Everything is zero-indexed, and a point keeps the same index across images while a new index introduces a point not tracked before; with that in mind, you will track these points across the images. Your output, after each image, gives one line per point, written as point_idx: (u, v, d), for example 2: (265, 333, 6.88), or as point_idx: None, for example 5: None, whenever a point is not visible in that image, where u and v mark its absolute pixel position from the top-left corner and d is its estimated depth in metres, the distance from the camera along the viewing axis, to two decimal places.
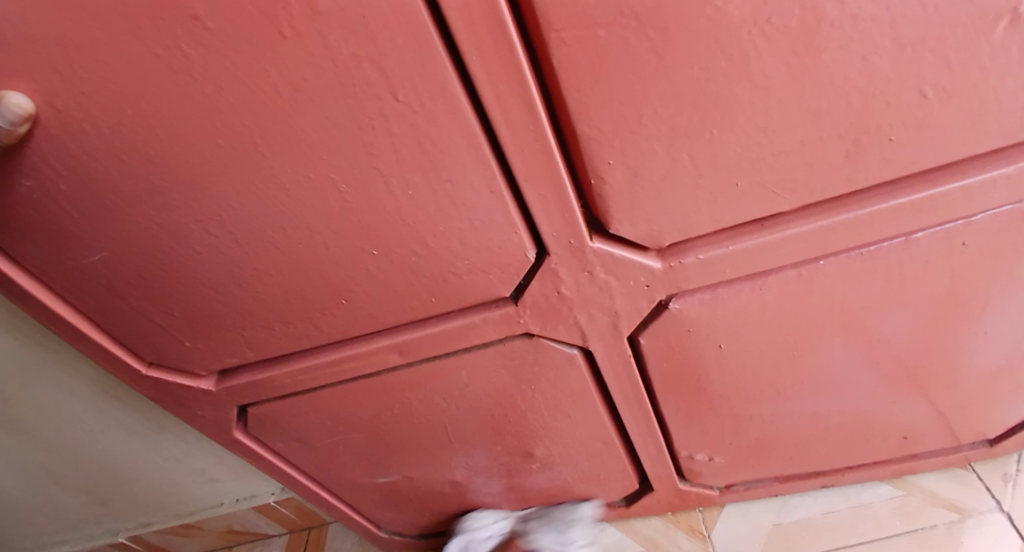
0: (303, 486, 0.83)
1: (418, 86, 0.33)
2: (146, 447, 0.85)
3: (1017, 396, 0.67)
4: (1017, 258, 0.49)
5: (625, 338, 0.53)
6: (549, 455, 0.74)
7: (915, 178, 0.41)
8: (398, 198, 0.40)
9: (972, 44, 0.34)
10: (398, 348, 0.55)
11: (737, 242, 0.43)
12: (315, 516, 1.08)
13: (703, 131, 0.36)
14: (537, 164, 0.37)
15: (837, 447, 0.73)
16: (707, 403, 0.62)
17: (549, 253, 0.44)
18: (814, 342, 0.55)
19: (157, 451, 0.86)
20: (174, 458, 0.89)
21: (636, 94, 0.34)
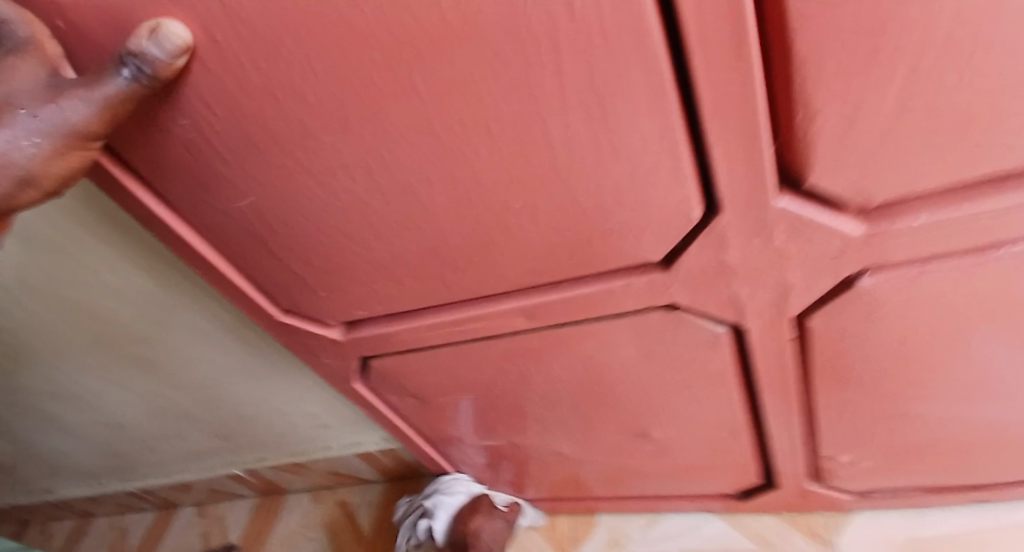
0: (412, 440, 0.84)
1: (603, 15, 0.29)
2: (267, 390, 0.89)
3: None
4: None
5: (789, 317, 0.47)
6: (667, 437, 0.69)
7: None
8: (555, 146, 0.36)
9: None
10: (525, 312, 0.52)
11: (960, 211, 0.36)
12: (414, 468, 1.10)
13: (951, 73, 0.29)
14: (729, 106, 0.32)
15: (1009, 461, 0.63)
16: (864, 396, 0.55)
17: (721, 211, 0.39)
18: (1015, 330, 0.46)
19: (277, 395, 0.90)
20: (292, 404, 0.93)
21: (874, 23, 0.27)
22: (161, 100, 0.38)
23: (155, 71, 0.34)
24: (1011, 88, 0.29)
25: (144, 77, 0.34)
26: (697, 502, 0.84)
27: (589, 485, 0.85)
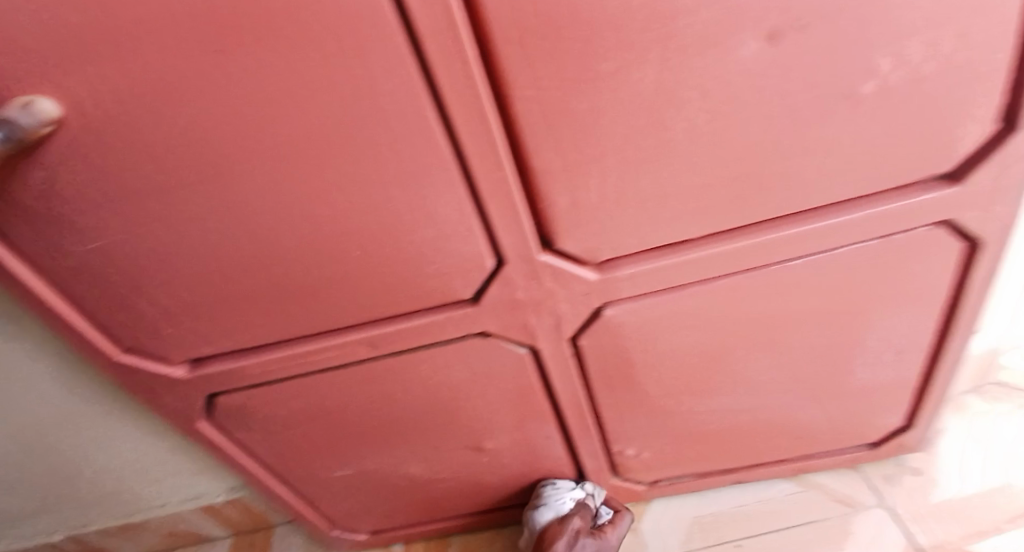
0: (259, 480, 0.86)
1: (403, 119, 0.41)
2: (97, 440, 0.87)
3: (895, 409, 0.75)
4: (892, 282, 0.55)
5: (567, 340, 0.62)
6: (498, 448, 0.81)
7: (787, 217, 0.48)
8: (379, 208, 0.47)
9: (817, 117, 0.40)
10: (369, 341, 0.60)
11: (650, 261, 0.52)
12: (264, 517, 1.10)
13: (629, 172, 0.44)
14: (498, 189, 0.45)
15: (748, 446, 0.81)
16: (636, 397, 0.71)
17: (505, 262, 0.52)
18: (709, 340, 0.62)
19: (109, 444, 0.89)
20: (128, 452, 0.91)
21: (575, 141, 0.42)
22: (24, 156, 0.44)
23: (24, 136, 0.40)
24: (669, 180, 0.45)
25: (13, 140, 0.39)
26: (529, 511, 0.96)
27: (437, 505, 0.94)
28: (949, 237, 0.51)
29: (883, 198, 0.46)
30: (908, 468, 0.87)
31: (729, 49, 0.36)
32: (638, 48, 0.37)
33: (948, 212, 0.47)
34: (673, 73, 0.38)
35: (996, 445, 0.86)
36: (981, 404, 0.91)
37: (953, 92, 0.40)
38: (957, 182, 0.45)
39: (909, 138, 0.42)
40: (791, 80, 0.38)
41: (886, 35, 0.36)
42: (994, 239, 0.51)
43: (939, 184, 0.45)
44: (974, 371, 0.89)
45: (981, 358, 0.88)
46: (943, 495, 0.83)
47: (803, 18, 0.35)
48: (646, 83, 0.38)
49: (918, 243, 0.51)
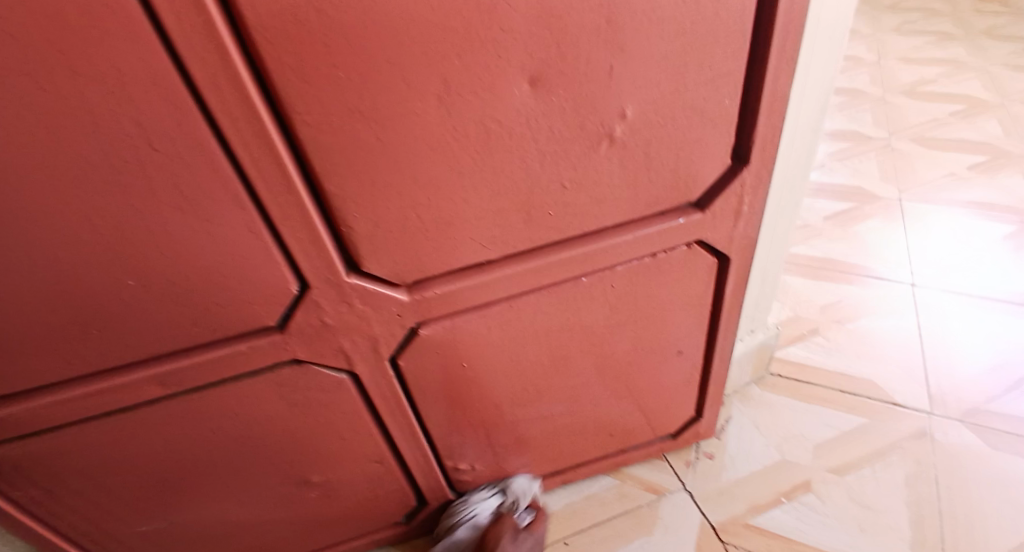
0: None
1: (175, 141, 0.39)
2: None
3: (690, 402, 0.85)
4: (668, 291, 0.63)
5: (386, 360, 0.62)
6: (329, 480, 0.75)
7: (573, 239, 0.53)
8: (157, 234, 0.44)
9: (586, 153, 0.46)
10: (155, 380, 0.55)
11: (458, 283, 0.54)
12: None
13: (422, 197, 0.46)
14: (291, 213, 0.45)
15: (572, 450, 0.86)
16: (463, 414, 0.72)
17: (311, 287, 0.51)
18: (522, 352, 0.66)
19: None
20: None
21: (366, 168, 0.43)
22: None
23: None
24: (465, 204, 0.47)
25: None
26: (370, 540, 0.90)
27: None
28: (705, 254, 0.60)
29: (646, 224, 0.53)
30: (704, 453, 0.98)
31: (502, 88, 0.40)
32: (416, 82, 0.39)
33: (701, 233, 0.55)
34: (453, 106, 0.41)
35: (772, 428, 0.99)
36: (764, 393, 1.04)
37: (692, 134, 0.47)
38: (701, 210, 0.53)
39: (661, 171, 0.49)
40: (560, 118, 0.43)
41: (633, 84, 0.42)
42: (740, 254, 0.60)
43: (689, 210, 0.53)
44: (755, 363, 1.02)
45: (760, 351, 1.00)
46: (729, 475, 0.94)
47: (563, 64, 0.40)
48: (428, 114, 0.41)
49: (682, 259, 0.59)
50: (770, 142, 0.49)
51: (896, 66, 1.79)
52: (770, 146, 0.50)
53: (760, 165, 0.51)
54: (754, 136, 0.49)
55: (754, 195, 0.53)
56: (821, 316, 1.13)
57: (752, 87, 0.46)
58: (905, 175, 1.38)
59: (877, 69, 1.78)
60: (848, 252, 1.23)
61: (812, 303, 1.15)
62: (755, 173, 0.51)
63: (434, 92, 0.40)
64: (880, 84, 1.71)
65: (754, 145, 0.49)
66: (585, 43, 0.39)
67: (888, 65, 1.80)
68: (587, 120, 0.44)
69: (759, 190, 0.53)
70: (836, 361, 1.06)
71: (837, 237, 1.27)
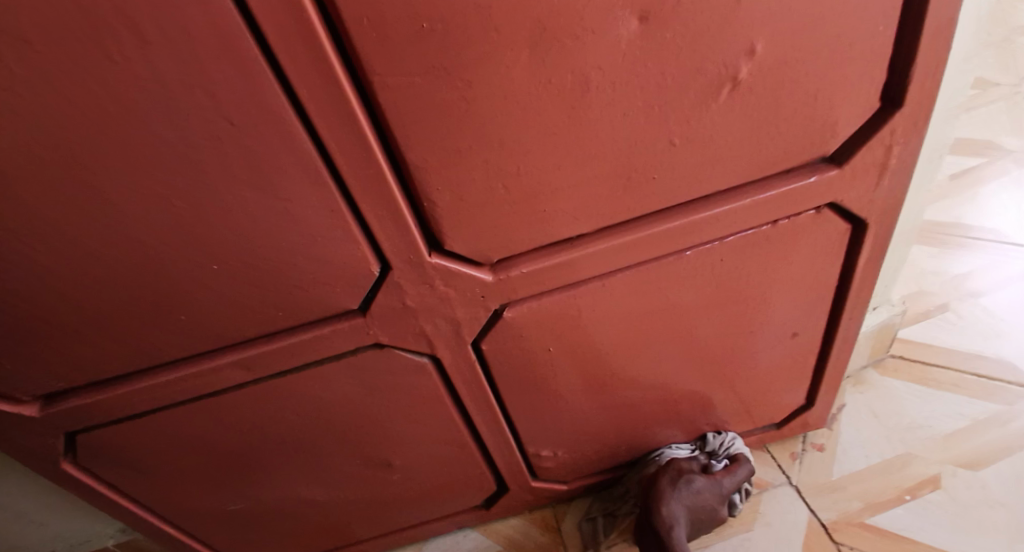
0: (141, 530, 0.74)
1: (249, 112, 0.36)
2: None
3: (800, 387, 0.77)
4: (784, 263, 0.55)
5: (469, 345, 0.58)
6: (410, 463, 0.72)
7: (680, 206, 0.47)
8: (234, 214, 0.42)
9: (701, 104, 0.39)
10: (242, 364, 0.54)
11: (549, 258, 0.49)
12: None
13: (509, 165, 0.41)
14: (372, 187, 0.41)
15: (665, 438, 0.80)
16: (552, 398, 0.68)
17: (390, 268, 0.47)
18: (615, 333, 0.60)
19: None
20: None
21: (450, 133, 0.38)
22: None
23: None
24: (562, 168, 0.42)
25: None
26: (454, 521, 0.87)
27: (351, 536, 0.84)
28: (835, 219, 0.51)
29: (767, 185, 0.46)
30: (813, 445, 0.88)
31: (608, 28, 0.34)
32: (509, 30, 0.34)
33: (834, 196, 0.47)
34: (549, 56, 0.35)
35: (891, 416, 0.89)
36: (882, 378, 0.93)
37: (831, 74, 0.39)
38: (837, 166, 0.45)
39: (790, 123, 0.41)
40: (672, 64, 0.37)
41: (764, 14, 0.35)
42: (877, 218, 0.52)
43: (820, 170, 0.46)
44: (874, 345, 0.91)
45: (880, 332, 0.89)
46: (842, 470, 0.85)
47: None
48: (521, 67, 0.36)
49: (804, 227, 0.51)
50: (929, 82, 0.41)
51: (1022, 3, 1.55)
52: (929, 85, 0.41)
53: (914, 109, 0.42)
54: (910, 74, 0.40)
55: (903, 146, 0.45)
56: (947, 289, 1.00)
57: (913, 13, 0.37)
58: None
59: (998, 7, 1.55)
60: (976, 216, 1.08)
61: (938, 275, 1.02)
62: (907, 119, 0.43)
63: (528, 38, 0.34)
64: (1004, 26, 1.49)
65: (910, 85, 0.41)
66: None
67: (1011, 2, 1.57)
68: (705, 64, 0.37)
69: (909, 140, 0.45)
70: (966, 341, 0.94)
71: (963, 199, 1.12)
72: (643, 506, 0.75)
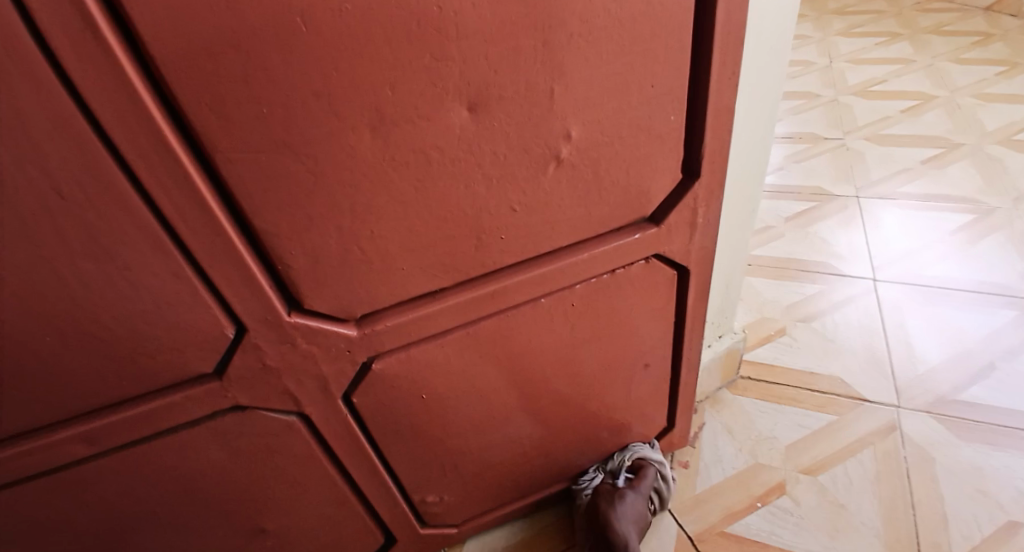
0: None
1: (83, 185, 0.36)
2: None
3: (661, 413, 0.84)
4: (628, 306, 0.61)
5: (338, 399, 0.58)
6: (286, 525, 0.70)
7: (528, 260, 0.51)
8: (70, 284, 0.40)
9: (534, 175, 0.44)
10: (86, 437, 0.51)
11: (410, 311, 0.52)
12: None
13: (359, 231, 0.43)
14: (221, 253, 0.42)
15: (543, 472, 0.83)
16: (428, 445, 0.69)
17: (247, 329, 0.48)
18: (484, 377, 0.63)
19: None
20: None
21: (298, 203, 0.40)
22: None
23: None
24: (412, 233, 0.45)
25: None
26: None
27: None
28: (664, 267, 0.58)
29: (600, 242, 0.52)
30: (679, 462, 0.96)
31: (441, 115, 0.38)
32: (348, 114, 0.37)
33: (657, 248, 0.54)
34: (390, 136, 0.38)
35: (743, 432, 0.99)
36: (734, 397, 1.04)
37: (640, 151, 0.46)
38: (656, 224, 0.52)
39: (611, 190, 0.47)
40: (505, 142, 0.41)
41: (576, 104, 0.41)
42: (698, 265, 0.59)
43: (644, 226, 0.52)
44: (724, 368, 1.02)
45: (728, 356, 1.00)
46: (704, 484, 0.93)
47: (502, 89, 0.38)
48: (363, 146, 0.38)
49: (640, 274, 0.58)
50: (719, 156, 0.49)
51: (847, 68, 1.84)
52: (719, 159, 0.49)
53: (710, 177, 0.50)
54: (703, 150, 0.48)
55: (708, 207, 0.53)
56: (785, 316, 1.14)
57: (698, 102, 0.45)
58: (859, 174, 1.42)
59: (828, 71, 1.84)
60: (808, 252, 1.25)
61: (777, 304, 1.16)
62: (706, 186, 0.50)
63: (368, 121, 0.37)
64: (834, 87, 1.75)
65: (705, 159, 0.48)
66: (523, 67, 0.38)
67: (839, 67, 1.85)
68: (533, 143, 0.42)
69: (711, 202, 0.53)
70: (802, 361, 1.07)
71: (797, 237, 1.29)
72: (596, 536, 0.80)
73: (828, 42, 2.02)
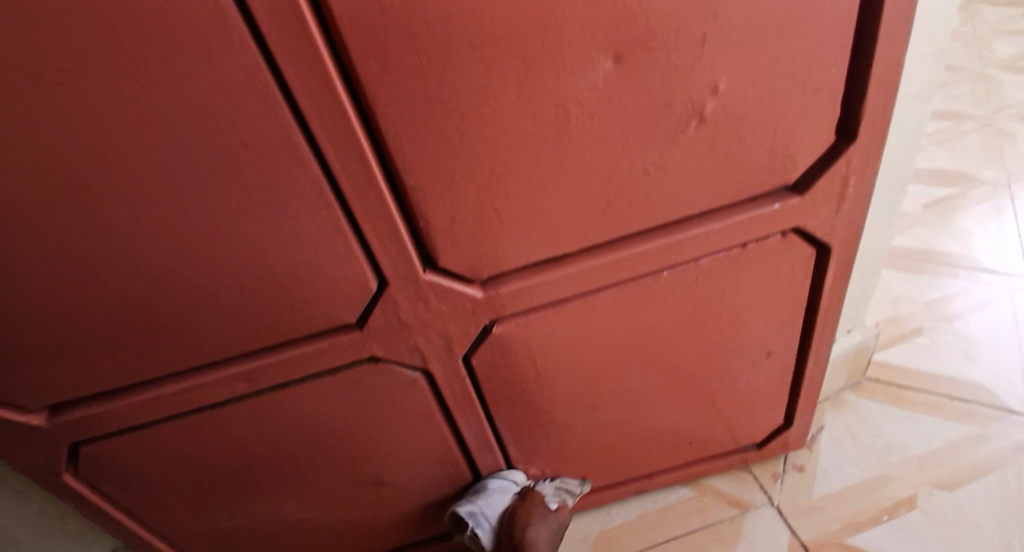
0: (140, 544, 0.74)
1: (266, 139, 0.40)
2: None
3: (780, 406, 0.79)
4: (756, 285, 0.59)
5: (459, 359, 0.61)
6: (401, 480, 0.75)
7: (656, 228, 0.50)
8: (247, 232, 0.45)
9: (672, 135, 0.43)
10: (245, 376, 0.57)
11: (535, 276, 0.52)
12: None
13: (498, 189, 0.45)
14: (373, 208, 0.45)
15: (648, 455, 0.82)
16: (538, 414, 0.70)
17: (388, 283, 0.51)
18: (598, 350, 0.63)
19: None
20: None
21: (445, 160, 0.42)
22: None
23: None
24: (546, 193, 0.46)
25: None
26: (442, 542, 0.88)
27: None
28: (801, 243, 0.55)
29: (735, 212, 0.50)
30: (794, 465, 0.91)
31: (586, 69, 0.39)
32: (498, 69, 0.38)
33: (797, 221, 0.52)
34: (534, 91, 0.39)
35: (869, 437, 0.92)
36: (861, 400, 0.96)
37: (790, 111, 0.44)
38: (799, 195, 0.50)
39: (755, 154, 0.46)
40: (645, 98, 0.41)
41: (723, 58, 0.40)
42: (840, 243, 0.56)
43: (784, 196, 0.50)
44: (852, 367, 0.95)
45: (857, 354, 0.93)
46: (823, 489, 0.88)
47: (651, 39, 0.38)
48: (509, 101, 0.40)
49: (774, 249, 0.55)
50: (877, 118, 0.46)
51: (992, 41, 1.63)
52: (878, 122, 0.46)
53: (867, 143, 0.47)
54: (862, 110, 0.45)
55: (859, 177, 0.50)
56: (922, 315, 1.04)
57: (860, 56, 0.42)
58: (1011, 159, 1.26)
59: (973, 43, 1.64)
60: (950, 244, 1.13)
61: (912, 301, 1.06)
62: (861, 152, 0.47)
63: (516, 76, 0.39)
64: (979, 59, 1.57)
65: (861, 121, 0.45)
66: (676, 16, 0.37)
67: (985, 38, 1.65)
68: (674, 99, 0.41)
69: (864, 171, 0.49)
70: (941, 364, 0.97)
71: (937, 228, 1.16)
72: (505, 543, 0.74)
73: (972, 9, 1.79)
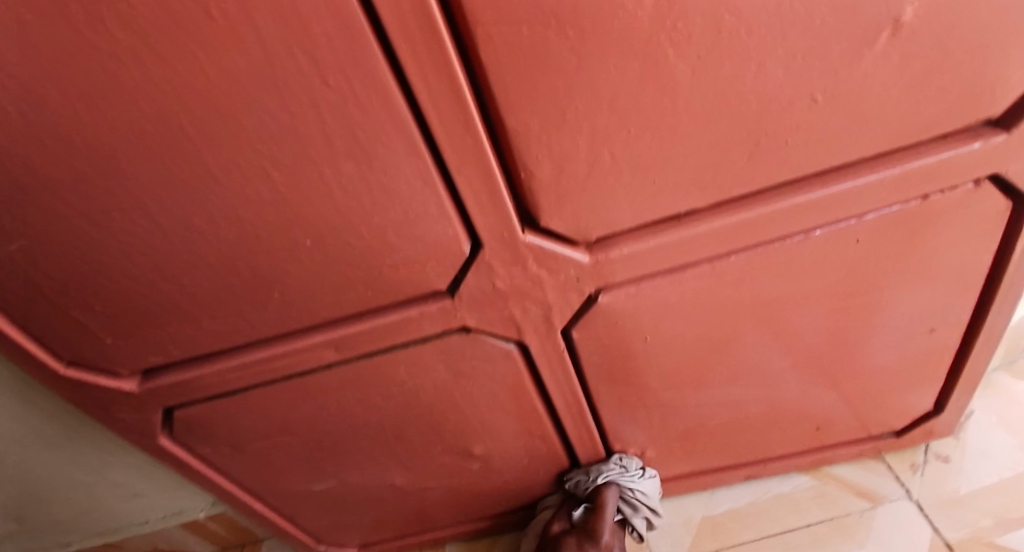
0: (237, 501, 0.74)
1: (349, 75, 0.34)
2: (51, 467, 0.73)
3: (927, 390, 0.68)
4: (926, 248, 0.48)
5: (559, 331, 0.54)
6: (490, 453, 0.70)
7: (813, 177, 0.41)
8: (330, 188, 0.40)
9: (855, 54, 0.34)
10: (333, 344, 0.53)
11: (654, 238, 0.44)
12: (249, 532, 0.91)
13: (619, 131, 0.37)
14: (469, 156, 0.38)
15: (763, 441, 0.73)
16: (643, 393, 0.63)
17: (483, 245, 0.45)
18: (720, 324, 0.55)
19: (59, 472, 0.74)
20: (79, 484, 0.76)
21: (555, 97, 0.35)
22: None
23: None
24: (677, 134, 0.38)
25: None
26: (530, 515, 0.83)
27: (432, 520, 0.82)
28: (996, 193, 0.45)
29: (920, 153, 0.40)
30: (936, 455, 0.79)
31: None
32: None
33: (998, 164, 0.42)
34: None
35: None
36: (1017, 383, 0.82)
37: (1014, 14, 0.34)
38: (1005, 130, 0.40)
39: (955, 74, 0.36)
40: (825, 2, 0.32)
41: None
42: None
43: (986, 132, 0.40)
44: (1008, 345, 0.81)
45: (1018, 330, 0.79)
46: (972, 484, 0.76)
47: None
48: (643, 14, 0.32)
49: (961, 202, 0.45)
50: None
51: None
52: None
53: None
54: None
55: None
56: None
57: None
58: None
59: None
60: None
61: None
62: None
63: None
64: None
65: None
66: None
67: None
68: (865, 2, 0.32)
69: None
70: None
71: None
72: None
73: None
